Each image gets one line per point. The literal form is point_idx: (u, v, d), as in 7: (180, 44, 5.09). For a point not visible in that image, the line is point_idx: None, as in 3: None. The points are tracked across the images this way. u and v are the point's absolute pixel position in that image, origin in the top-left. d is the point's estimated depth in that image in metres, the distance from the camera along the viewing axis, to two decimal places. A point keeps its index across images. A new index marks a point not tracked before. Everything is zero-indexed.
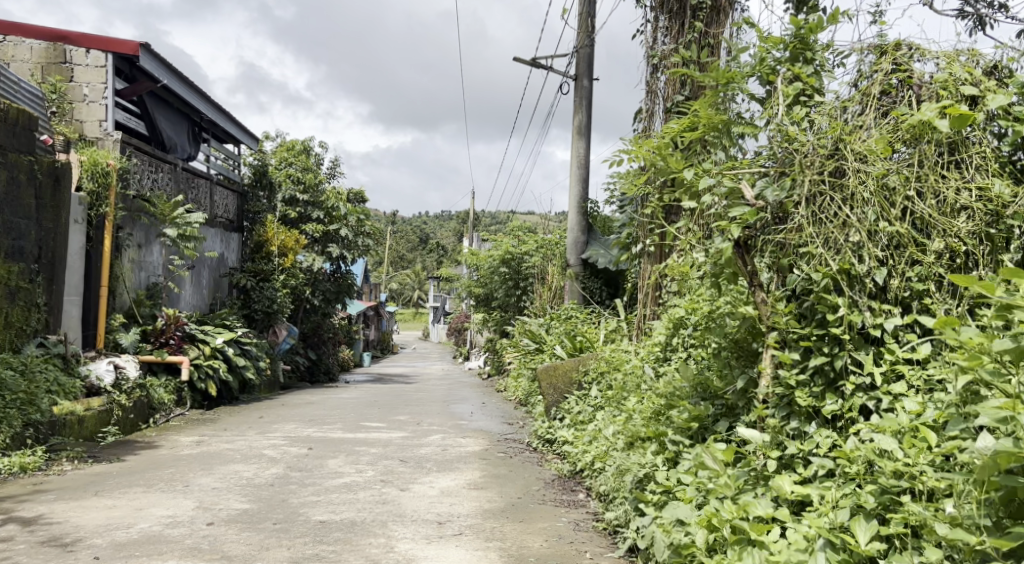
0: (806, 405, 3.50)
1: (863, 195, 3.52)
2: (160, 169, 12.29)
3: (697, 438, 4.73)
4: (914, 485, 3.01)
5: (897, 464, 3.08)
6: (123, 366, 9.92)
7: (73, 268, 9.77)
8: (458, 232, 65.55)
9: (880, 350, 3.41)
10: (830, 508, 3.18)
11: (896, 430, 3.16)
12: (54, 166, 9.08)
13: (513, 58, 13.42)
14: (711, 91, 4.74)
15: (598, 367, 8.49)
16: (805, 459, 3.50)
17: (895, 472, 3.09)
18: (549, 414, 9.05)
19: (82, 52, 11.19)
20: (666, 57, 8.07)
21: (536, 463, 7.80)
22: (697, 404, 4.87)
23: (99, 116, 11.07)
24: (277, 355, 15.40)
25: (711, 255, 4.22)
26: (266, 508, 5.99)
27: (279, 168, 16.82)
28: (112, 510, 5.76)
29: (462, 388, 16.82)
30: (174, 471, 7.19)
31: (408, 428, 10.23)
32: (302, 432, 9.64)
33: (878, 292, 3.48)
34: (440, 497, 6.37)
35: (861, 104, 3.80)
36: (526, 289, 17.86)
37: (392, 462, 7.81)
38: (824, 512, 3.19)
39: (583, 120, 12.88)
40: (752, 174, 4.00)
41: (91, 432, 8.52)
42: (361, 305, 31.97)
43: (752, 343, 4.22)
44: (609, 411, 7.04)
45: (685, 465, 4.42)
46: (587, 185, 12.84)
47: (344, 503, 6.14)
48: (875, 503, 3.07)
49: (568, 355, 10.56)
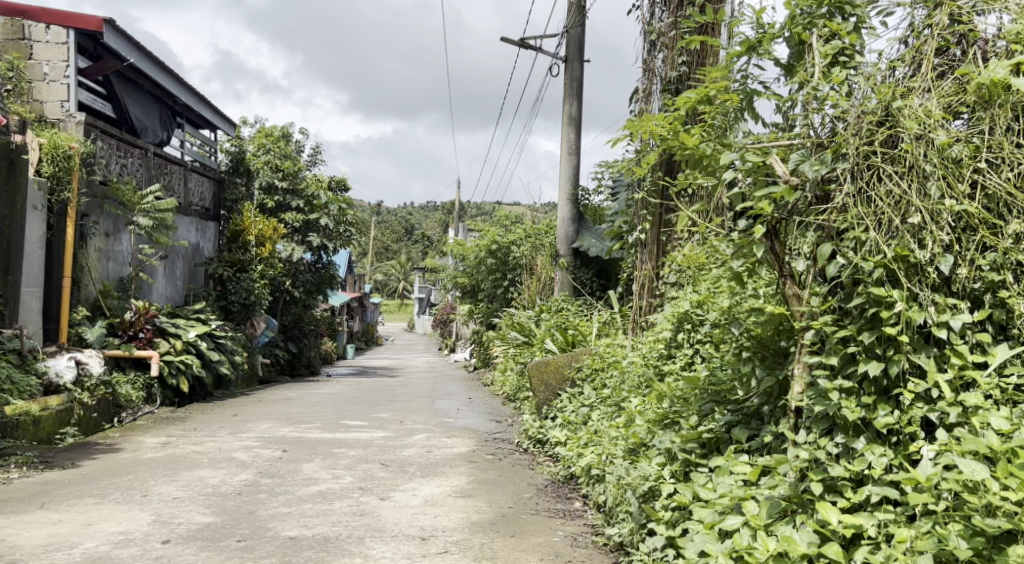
0: (855, 416, 2.95)
1: (924, 167, 2.96)
2: (129, 154, 11.58)
3: (714, 449, 4.22)
4: (1017, 527, 2.53)
5: (991, 499, 2.60)
6: (85, 362, 9.26)
7: (33, 256, 9.11)
8: (442, 223, 64.95)
9: (945, 353, 2.89)
10: (908, 552, 2.68)
11: (984, 453, 2.68)
12: (8, 148, 8.41)
13: (502, 40, 13.02)
14: (727, 60, 4.15)
15: (593, 364, 7.97)
16: (855, 483, 2.99)
17: (987, 508, 2.62)
18: (539, 412, 8.49)
19: (42, 29, 10.53)
20: (665, 33, 7.90)
21: (527, 466, 7.27)
22: (712, 410, 4.37)
23: (60, 96, 10.44)
24: (255, 348, 14.81)
25: (731, 239, 3.66)
26: (231, 521, 5.43)
27: (257, 155, 16.22)
28: (57, 527, 5.20)
29: (448, 382, 16.25)
30: (133, 478, 6.59)
31: (390, 427, 9.64)
32: (278, 433, 9.04)
33: (940, 283, 2.96)
34: (423, 507, 5.80)
35: (912, 64, 3.19)
36: (514, 280, 17.35)
37: (372, 466, 7.24)
38: (898, 558, 2.70)
39: (573, 107, 12.35)
40: (784, 147, 3.44)
41: (47, 434, 7.92)
42: (344, 296, 31.27)
43: (780, 341, 3.68)
44: (607, 413, 6.52)
45: (700, 479, 3.92)
46: (577, 174, 12.38)
47: (317, 516, 5.57)
48: (967, 550, 2.59)
49: (560, 350, 10.00)
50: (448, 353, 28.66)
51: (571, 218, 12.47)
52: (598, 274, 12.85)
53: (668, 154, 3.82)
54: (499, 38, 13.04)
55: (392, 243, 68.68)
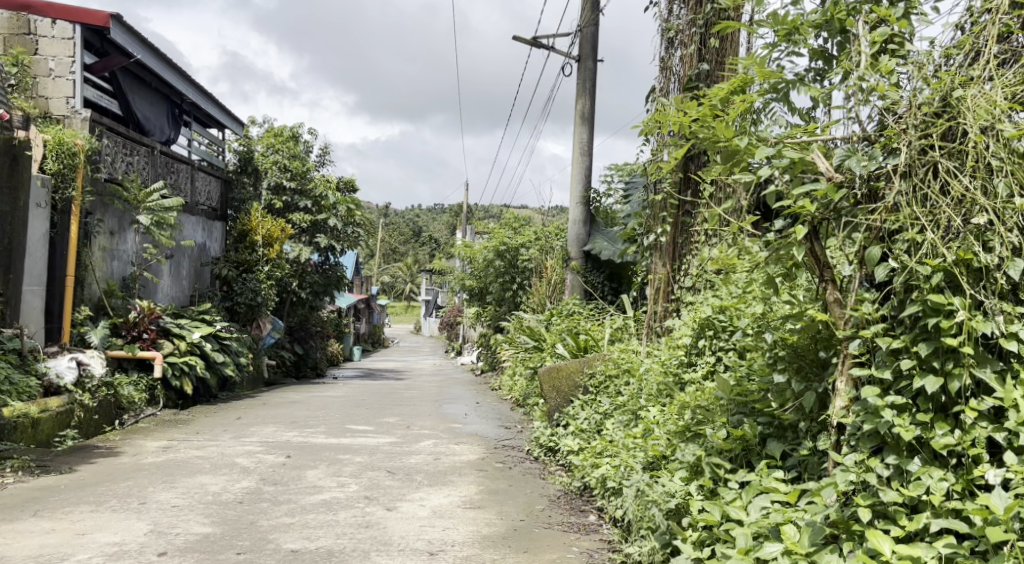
0: (910, 436, 2.72)
1: (991, 162, 2.73)
2: (135, 152, 11.37)
3: (744, 462, 3.99)
4: None
5: None
6: (88, 363, 9.04)
7: (36, 255, 8.90)
8: (450, 225, 64.83)
9: (1013, 368, 2.67)
10: None
11: None
12: (11, 144, 8.21)
13: (513, 38, 12.81)
14: (762, 49, 3.90)
15: (607, 370, 7.72)
16: (909, 509, 2.76)
17: None
18: (551, 420, 8.24)
19: (48, 23, 10.32)
20: (683, 31, 7.69)
21: (538, 476, 7.03)
22: (739, 421, 4.14)
23: (66, 92, 10.25)
24: (260, 350, 14.60)
25: (766, 242, 3.43)
26: (230, 532, 5.20)
27: (265, 155, 16.02)
28: (49, 537, 4.99)
29: (455, 386, 16.01)
30: (131, 484, 6.36)
31: (397, 433, 9.41)
32: (282, 437, 8.81)
33: (1006, 291, 2.73)
34: (431, 519, 5.57)
35: (971, 50, 2.94)
36: (523, 283, 17.12)
37: (378, 474, 7.00)
38: None
39: (586, 106, 12.11)
40: (826, 142, 3.20)
41: (46, 437, 7.71)
42: (350, 297, 31.06)
43: (818, 351, 3.45)
44: (622, 421, 6.28)
45: (732, 497, 3.68)
46: (590, 175, 12.15)
47: (320, 528, 5.33)
48: None
49: (571, 355, 9.68)
50: (456, 357, 28.42)
51: (582, 220, 12.24)
52: (609, 277, 12.68)
53: (695, 149, 3.58)
54: (511, 37, 12.82)
55: (400, 244, 68.52)
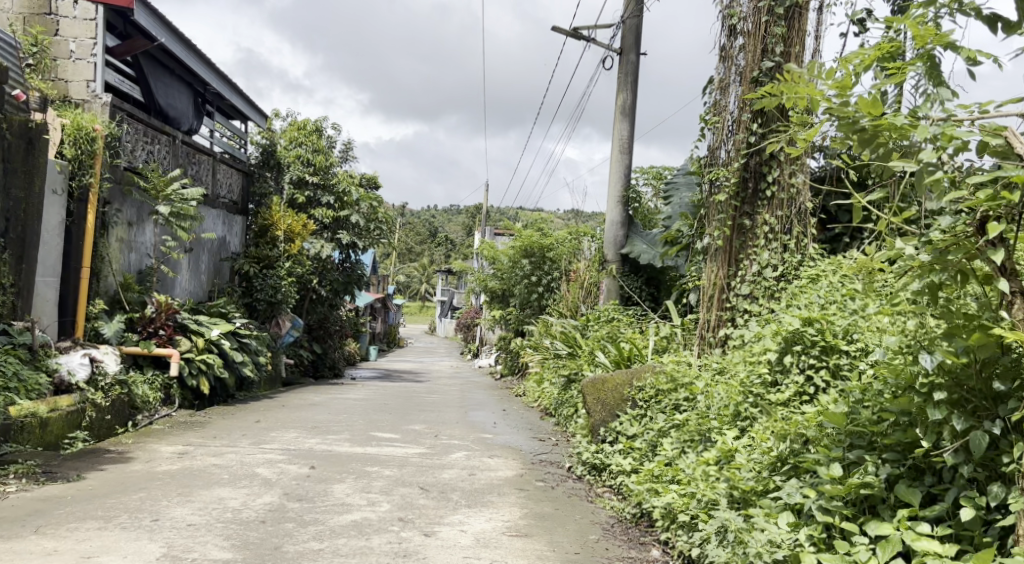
0: None
1: None
2: (156, 140, 10.82)
3: (866, 509, 3.48)
4: None
5: None
6: (101, 359, 8.49)
7: (50, 245, 8.35)
8: (469, 226, 64.05)
9: None
10: None
11: None
12: (27, 126, 7.70)
13: (551, 28, 12.16)
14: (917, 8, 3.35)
15: (656, 384, 7.01)
16: None
17: None
18: (593, 435, 7.54)
19: (69, 3, 9.78)
20: (747, 18, 7.07)
21: (585, 498, 6.42)
22: (856, 459, 3.59)
23: (86, 76, 9.70)
24: (279, 348, 14.09)
25: (929, 250, 3.00)
26: (253, 559, 4.62)
27: (288, 149, 15.38)
28: (50, 560, 4.45)
29: (478, 392, 15.38)
30: (143, 496, 5.80)
31: (425, 442, 8.80)
32: (304, 445, 8.22)
33: None
34: (477, 549, 4.98)
35: None
36: (550, 286, 16.44)
37: (410, 491, 6.40)
38: None
39: (627, 100, 11.48)
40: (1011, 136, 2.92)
41: (55, 438, 7.17)
42: (368, 297, 30.39)
43: (990, 382, 3.14)
44: (686, 444, 5.66)
45: (861, 553, 3.20)
46: (629, 174, 11.55)
47: (353, 556, 4.75)
48: None
49: (612, 365, 9.00)
50: (472, 360, 27.67)
51: (620, 221, 11.65)
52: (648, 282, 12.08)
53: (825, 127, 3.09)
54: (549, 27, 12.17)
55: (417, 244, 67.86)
